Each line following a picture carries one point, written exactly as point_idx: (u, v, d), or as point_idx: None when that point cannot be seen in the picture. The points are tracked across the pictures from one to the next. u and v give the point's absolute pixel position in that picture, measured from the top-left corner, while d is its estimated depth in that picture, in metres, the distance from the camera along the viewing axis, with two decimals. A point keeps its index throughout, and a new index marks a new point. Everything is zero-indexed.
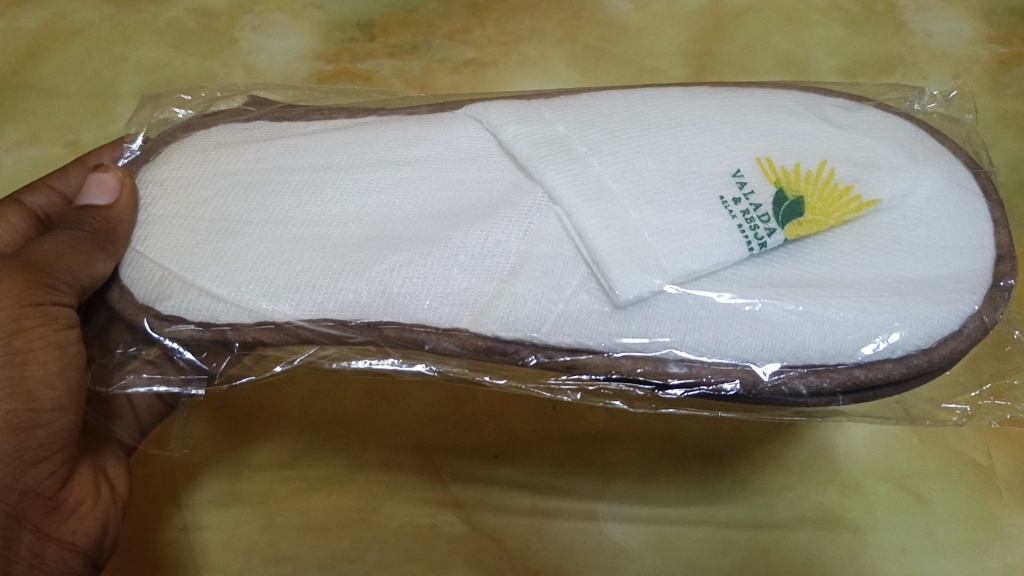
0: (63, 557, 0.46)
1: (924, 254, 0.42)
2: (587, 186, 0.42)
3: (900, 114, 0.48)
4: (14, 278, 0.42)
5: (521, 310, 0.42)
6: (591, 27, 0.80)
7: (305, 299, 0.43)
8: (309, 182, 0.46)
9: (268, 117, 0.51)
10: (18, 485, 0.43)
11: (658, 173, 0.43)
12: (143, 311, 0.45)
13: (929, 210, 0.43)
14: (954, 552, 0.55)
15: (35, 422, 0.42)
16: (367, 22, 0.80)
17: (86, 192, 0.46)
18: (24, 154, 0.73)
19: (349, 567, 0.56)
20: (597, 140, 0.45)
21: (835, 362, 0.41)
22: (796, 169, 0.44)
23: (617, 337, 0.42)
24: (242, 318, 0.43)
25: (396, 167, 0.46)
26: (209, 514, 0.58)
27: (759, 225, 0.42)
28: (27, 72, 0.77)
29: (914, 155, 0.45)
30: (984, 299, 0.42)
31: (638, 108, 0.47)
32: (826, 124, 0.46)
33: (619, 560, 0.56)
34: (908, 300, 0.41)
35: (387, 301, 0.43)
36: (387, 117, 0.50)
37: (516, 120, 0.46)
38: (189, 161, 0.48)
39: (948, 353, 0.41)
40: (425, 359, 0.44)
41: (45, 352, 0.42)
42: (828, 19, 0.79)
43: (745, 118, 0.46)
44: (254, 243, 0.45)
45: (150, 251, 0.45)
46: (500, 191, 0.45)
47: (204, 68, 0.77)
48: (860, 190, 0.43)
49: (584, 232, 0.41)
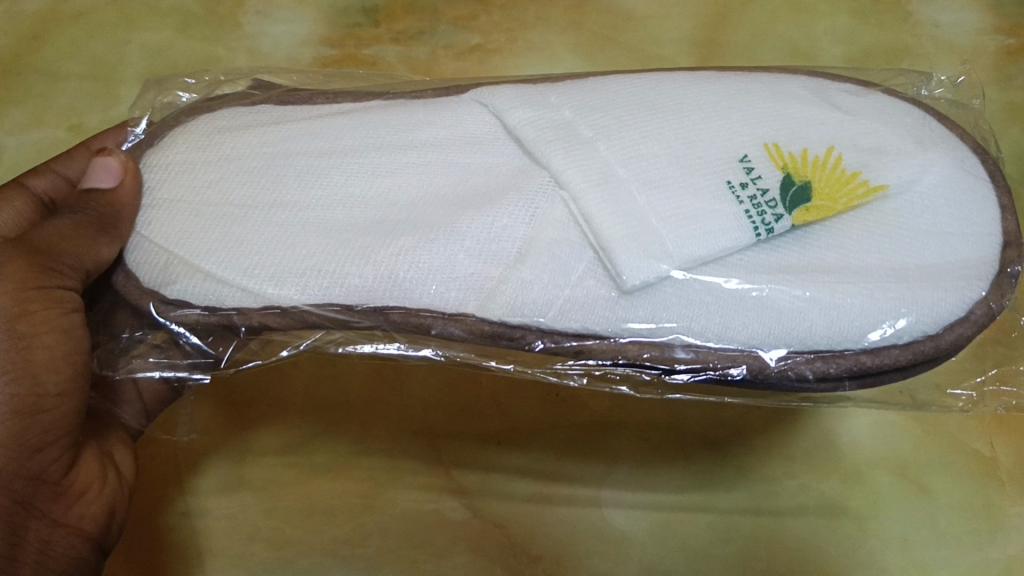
0: (71, 543, 0.46)
1: (931, 239, 0.42)
2: (593, 171, 0.42)
3: (907, 99, 0.48)
4: (18, 262, 0.42)
5: (528, 296, 0.42)
6: (597, 13, 0.79)
7: (310, 284, 0.43)
8: (315, 166, 0.46)
9: (272, 100, 0.50)
10: (22, 472, 0.43)
11: (666, 158, 0.43)
12: (147, 295, 0.44)
13: (937, 197, 0.43)
14: (955, 541, 0.56)
15: (40, 407, 0.42)
16: (371, 7, 0.79)
17: (89, 176, 0.46)
18: (26, 137, 0.73)
19: (351, 552, 0.57)
20: (603, 125, 0.44)
21: (843, 348, 0.41)
22: (804, 154, 0.43)
23: (625, 322, 0.42)
24: (248, 302, 0.43)
25: (400, 152, 0.46)
26: (211, 500, 0.59)
27: (767, 210, 0.42)
28: (28, 54, 0.76)
29: (921, 141, 0.45)
30: (990, 285, 0.42)
31: (643, 92, 0.47)
32: (834, 109, 0.45)
33: (620, 546, 0.56)
34: (914, 286, 0.41)
35: (392, 285, 0.43)
36: (391, 100, 0.49)
37: (522, 105, 0.46)
38: (193, 145, 0.48)
39: (954, 339, 0.41)
40: (431, 344, 0.44)
41: (50, 336, 0.43)
42: (835, 7, 0.79)
43: (753, 103, 0.46)
44: (259, 228, 0.44)
45: (154, 236, 0.45)
46: (505, 178, 0.45)
47: (207, 52, 0.76)
48: (867, 176, 0.43)
49: (592, 216, 0.41)
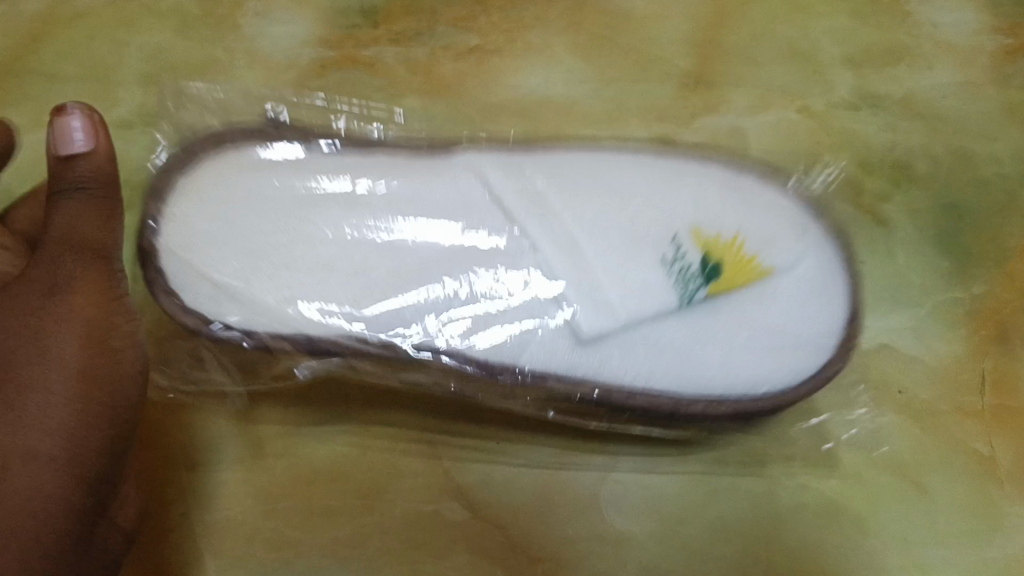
0: (119, 534, 0.55)
1: (800, 324, 0.54)
2: (562, 238, 0.53)
3: (802, 199, 0.57)
4: (40, 269, 0.49)
5: (504, 348, 0.52)
6: (595, 12, 0.79)
7: (323, 322, 0.52)
8: (336, 215, 0.54)
9: (291, 140, 0.55)
10: (74, 503, 0.48)
11: (615, 228, 0.54)
12: (186, 312, 0.52)
13: (806, 283, 0.54)
14: (953, 542, 0.56)
15: (57, 459, 0.47)
16: (370, 9, 0.79)
17: (58, 144, 0.50)
18: (29, 140, 0.73)
19: (351, 553, 0.57)
20: (566, 200, 0.55)
21: (720, 385, 0.53)
22: (717, 240, 0.53)
23: (571, 372, 0.52)
24: (268, 326, 0.52)
25: (409, 207, 0.54)
26: (210, 501, 0.58)
27: (687, 281, 0.52)
28: (27, 56, 0.76)
29: (801, 234, 0.56)
30: (835, 351, 0.54)
31: (599, 166, 0.57)
32: (741, 206, 0.56)
33: (620, 546, 0.57)
34: (780, 351, 0.53)
35: (395, 327, 0.52)
36: (399, 153, 0.56)
37: (503, 173, 0.55)
38: (225, 179, 0.54)
39: (801, 394, 0.53)
40: (422, 381, 0.54)
41: (48, 372, 0.47)
42: (835, 5, 0.78)
43: (678, 190, 0.56)
44: (286, 269, 0.52)
45: (195, 261, 0.52)
46: (495, 241, 0.53)
47: (208, 55, 0.77)
48: (758, 260, 0.54)
49: (559, 280, 0.52)
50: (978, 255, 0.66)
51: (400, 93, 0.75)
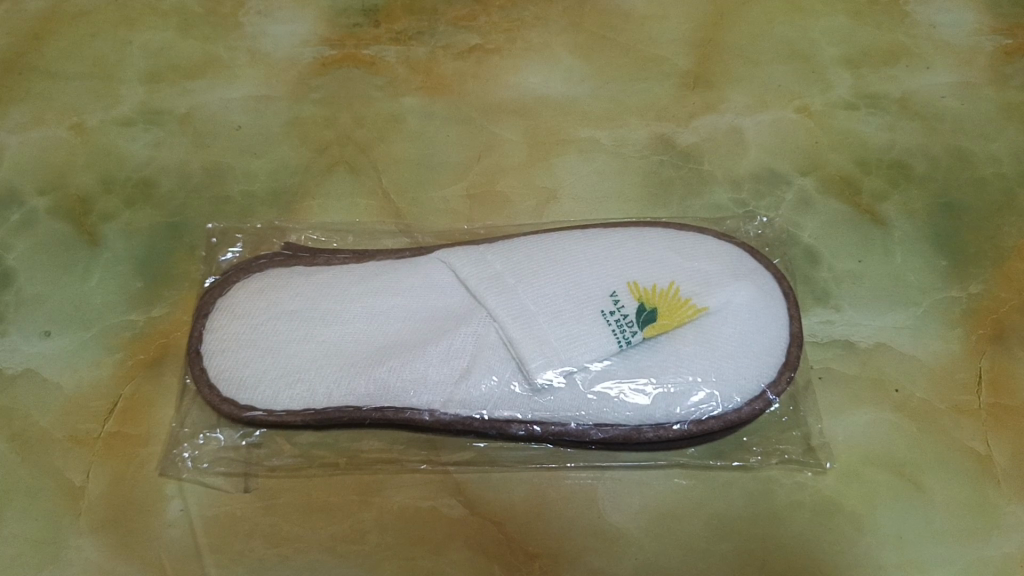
0: None
1: (742, 355, 0.56)
2: (514, 307, 0.56)
3: (736, 244, 0.62)
4: None
5: (472, 389, 0.55)
6: (594, 13, 0.80)
7: (317, 391, 0.55)
8: (329, 316, 0.57)
9: (303, 263, 0.61)
10: None
11: (562, 297, 0.56)
12: (225, 401, 0.56)
13: (744, 312, 0.56)
14: (952, 540, 0.55)
15: None
16: (371, 7, 0.79)
17: None
18: (28, 136, 0.73)
19: (348, 549, 0.56)
20: (522, 275, 0.58)
21: (672, 423, 0.55)
22: (654, 288, 0.56)
23: (533, 408, 0.55)
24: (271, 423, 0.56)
25: (396, 303, 0.57)
26: (207, 498, 0.57)
27: (626, 329, 0.55)
28: (30, 54, 0.77)
29: (736, 273, 0.58)
30: (771, 380, 0.56)
31: (560, 244, 0.60)
32: (676, 255, 0.59)
33: (619, 544, 0.56)
34: (728, 373, 0.55)
35: (375, 378, 0.55)
36: (388, 265, 0.60)
37: (469, 262, 0.59)
38: (239, 317, 0.58)
39: (751, 411, 0.56)
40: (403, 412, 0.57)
41: None
42: (832, 7, 0.79)
43: (624, 245, 0.59)
44: (285, 362, 0.56)
45: (214, 365, 0.57)
46: (456, 311, 0.57)
47: (209, 53, 0.77)
48: (695, 301, 0.56)
49: (513, 340, 0.55)
50: (976, 253, 0.66)
51: (400, 92, 0.75)
